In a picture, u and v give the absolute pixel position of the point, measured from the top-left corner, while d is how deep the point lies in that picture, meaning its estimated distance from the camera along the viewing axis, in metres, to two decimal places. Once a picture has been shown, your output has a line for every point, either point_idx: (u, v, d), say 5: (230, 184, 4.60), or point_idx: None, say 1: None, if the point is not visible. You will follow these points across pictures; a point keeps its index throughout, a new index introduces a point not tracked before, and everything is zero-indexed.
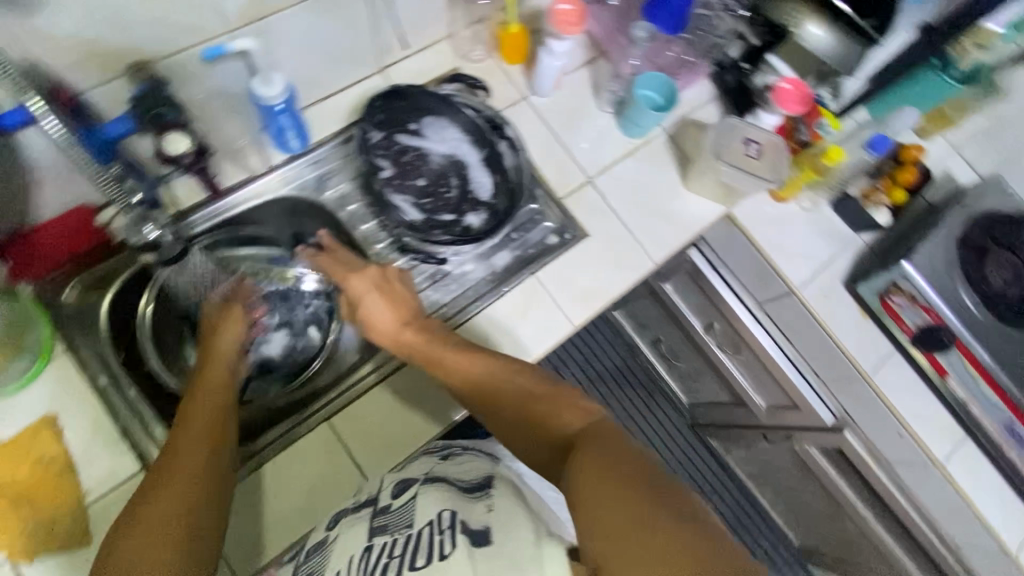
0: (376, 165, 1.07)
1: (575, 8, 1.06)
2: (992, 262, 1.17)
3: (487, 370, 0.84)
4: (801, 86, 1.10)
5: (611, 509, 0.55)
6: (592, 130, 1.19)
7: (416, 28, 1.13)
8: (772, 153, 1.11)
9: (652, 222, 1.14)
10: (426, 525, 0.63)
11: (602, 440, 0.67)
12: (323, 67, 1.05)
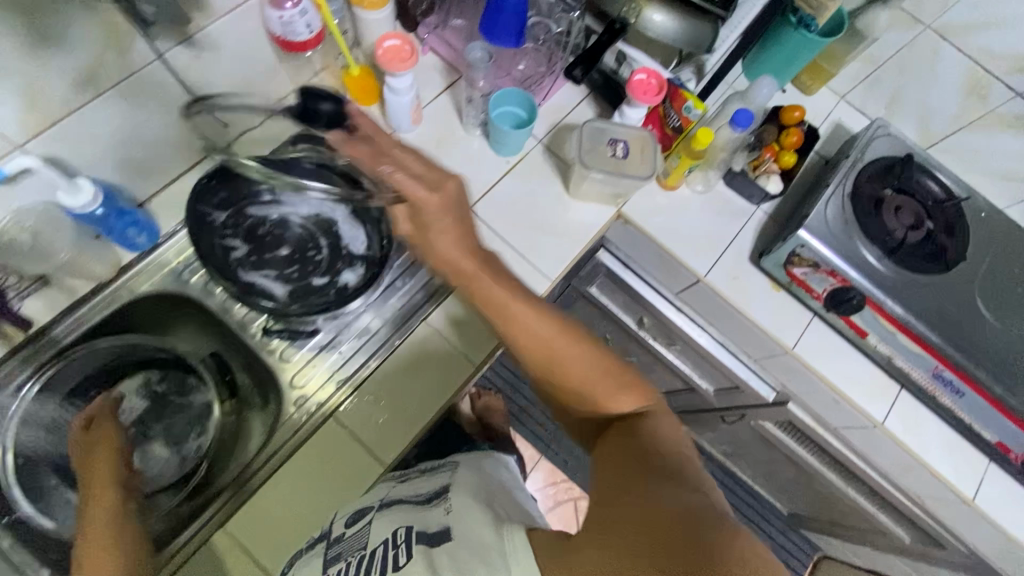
0: (225, 245, 0.77)
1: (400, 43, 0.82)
2: (889, 210, 0.93)
3: (544, 332, 0.66)
4: (651, 75, 0.86)
5: (655, 502, 0.56)
6: (465, 153, 0.95)
7: (226, 67, 0.78)
8: (640, 153, 0.85)
9: (541, 243, 0.92)
10: (379, 544, 0.65)
11: (648, 445, 0.63)
12: (136, 155, 0.77)
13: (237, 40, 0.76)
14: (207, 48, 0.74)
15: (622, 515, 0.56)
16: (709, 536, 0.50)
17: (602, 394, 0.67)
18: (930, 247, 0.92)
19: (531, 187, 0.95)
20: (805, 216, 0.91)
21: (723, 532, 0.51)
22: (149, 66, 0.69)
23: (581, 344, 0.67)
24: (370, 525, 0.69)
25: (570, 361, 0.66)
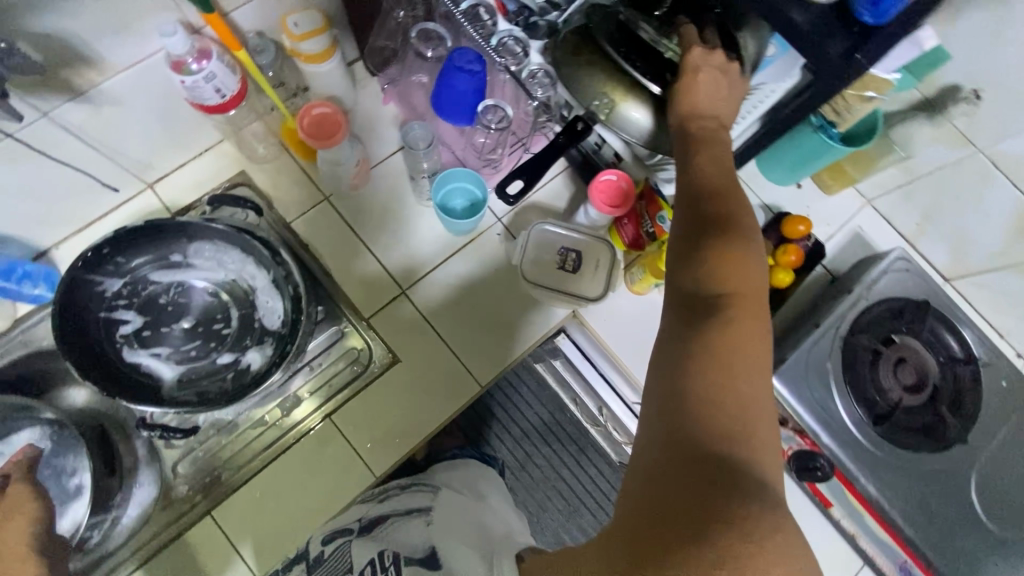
0: (118, 318, 0.73)
1: (328, 116, 0.76)
2: (890, 364, 0.79)
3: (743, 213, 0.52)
4: (619, 186, 0.77)
5: (741, 393, 0.44)
6: (409, 224, 0.85)
7: (141, 115, 0.71)
8: (591, 267, 0.81)
9: (478, 342, 0.83)
10: (367, 564, 0.61)
11: (755, 309, 0.47)
12: (43, 215, 0.72)
13: (145, 97, 0.69)
14: (108, 103, 0.66)
15: (750, 330, 0.46)
16: (732, 451, 0.42)
17: (733, 222, 0.51)
18: (927, 417, 0.78)
19: (479, 271, 0.85)
20: (782, 358, 0.78)
21: (774, 417, 0.45)
22: (31, 134, 0.62)
23: (731, 220, 0.51)
24: (356, 542, 0.67)
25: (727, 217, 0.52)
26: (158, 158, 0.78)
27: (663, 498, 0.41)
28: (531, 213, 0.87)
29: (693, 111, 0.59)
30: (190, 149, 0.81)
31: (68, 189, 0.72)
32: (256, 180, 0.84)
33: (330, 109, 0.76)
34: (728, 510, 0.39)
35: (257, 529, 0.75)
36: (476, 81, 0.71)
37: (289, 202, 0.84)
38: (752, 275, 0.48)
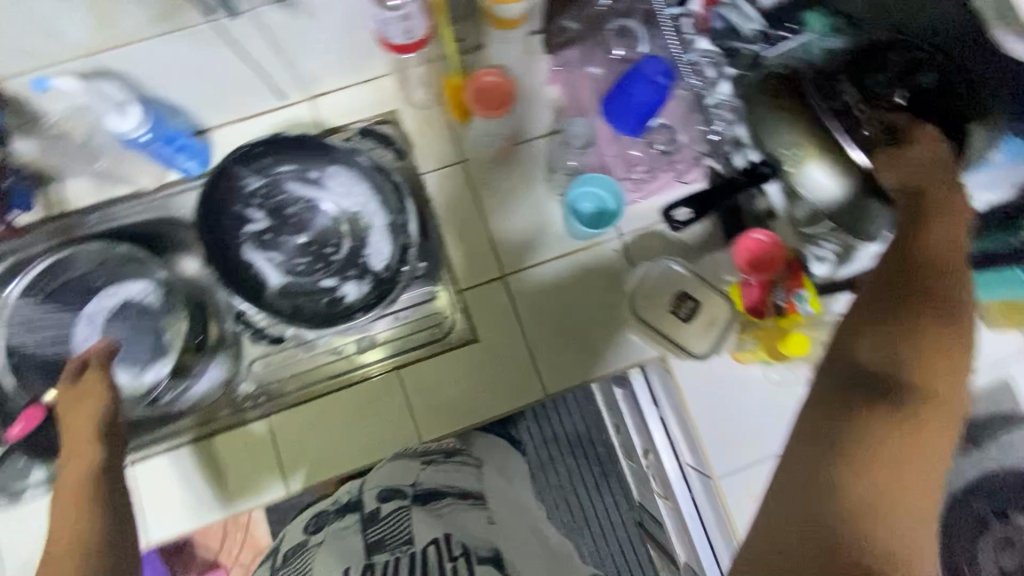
0: (248, 215, 0.78)
1: (498, 83, 0.76)
2: (992, 542, 0.71)
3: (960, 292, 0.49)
4: (767, 248, 0.71)
5: (897, 479, 0.44)
6: (532, 212, 0.83)
7: (328, 33, 0.72)
8: (704, 320, 0.76)
9: (558, 350, 0.81)
10: (430, 544, 0.56)
11: (937, 407, 0.46)
12: (215, 98, 0.76)
13: (337, 16, 0.70)
14: (305, 13, 0.67)
15: (929, 439, 0.45)
16: (854, 535, 0.43)
17: (944, 300, 0.49)
18: None
19: (584, 282, 0.82)
20: None
21: (937, 516, 0.44)
22: (232, 24, 0.64)
23: (939, 314, 0.48)
24: (412, 511, 0.62)
25: (933, 321, 0.48)
26: (326, 76, 0.81)
27: (798, 543, 0.44)
28: (656, 240, 0.83)
29: (920, 186, 0.54)
30: (357, 74, 0.83)
31: (244, 80, 0.75)
32: (404, 121, 0.85)
33: (502, 77, 0.76)
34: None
35: (302, 448, 0.78)
36: (658, 95, 0.65)
37: (427, 152, 0.84)
38: (947, 390, 0.46)
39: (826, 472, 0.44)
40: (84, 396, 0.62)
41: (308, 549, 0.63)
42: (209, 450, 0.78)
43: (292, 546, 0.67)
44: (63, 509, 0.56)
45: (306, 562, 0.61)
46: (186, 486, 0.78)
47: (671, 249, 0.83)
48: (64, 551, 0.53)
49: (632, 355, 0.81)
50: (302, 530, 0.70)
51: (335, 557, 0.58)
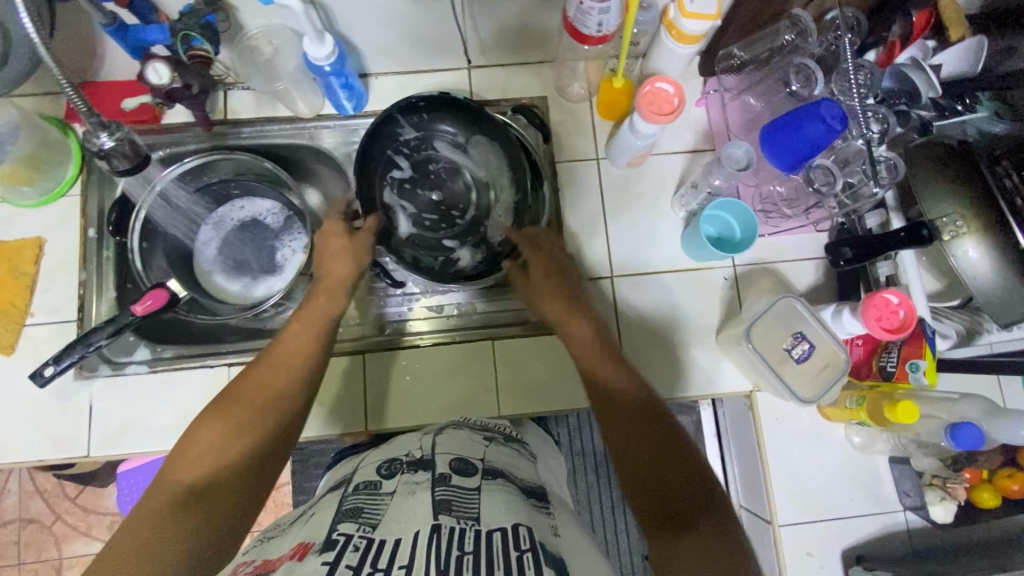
0: (394, 161, 0.81)
1: (671, 91, 0.70)
2: None
3: (639, 403, 0.62)
4: (899, 314, 0.66)
5: (625, 428, 0.60)
6: (652, 224, 0.85)
7: (515, 10, 0.76)
8: (820, 369, 0.68)
9: (648, 361, 0.82)
10: (498, 531, 0.51)
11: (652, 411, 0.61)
12: (391, 47, 0.80)
13: None
14: None
15: (603, 370, 0.66)
16: (679, 475, 0.55)
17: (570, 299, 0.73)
18: None
19: (688, 302, 0.83)
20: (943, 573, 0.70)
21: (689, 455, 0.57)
22: None
23: (597, 347, 0.69)
24: (482, 493, 0.58)
25: (583, 347, 0.69)
26: (491, 50, 0.84)
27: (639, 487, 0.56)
28: (768, 280, 0.84)
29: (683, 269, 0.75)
30: (519, 54, 0.86)
31: (423, 36, 0.79)
32: (551, 109, 0.87)
33: (676, 86, 0.70)
34: (702, 527, 0.51)
35: (385, 393, 0.81)
36: (828, 138, 0.66)
37: (566, 143, 0.87)
38: (640, 393, 0.63)
39: (679, 447, 0.57)
40: (333, 281, 0.73)
41: (380, 494, 0.57)
42: (306, 369, 0.81)
43: (367, 481, 0.60)
44: (272, 362, 0.64)
45: (375, 503, 0.56)
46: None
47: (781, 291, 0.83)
48: (269, 402, 0.60)
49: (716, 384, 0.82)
50: (374, 470, 0.64)
51: (402, 515, 0.52)
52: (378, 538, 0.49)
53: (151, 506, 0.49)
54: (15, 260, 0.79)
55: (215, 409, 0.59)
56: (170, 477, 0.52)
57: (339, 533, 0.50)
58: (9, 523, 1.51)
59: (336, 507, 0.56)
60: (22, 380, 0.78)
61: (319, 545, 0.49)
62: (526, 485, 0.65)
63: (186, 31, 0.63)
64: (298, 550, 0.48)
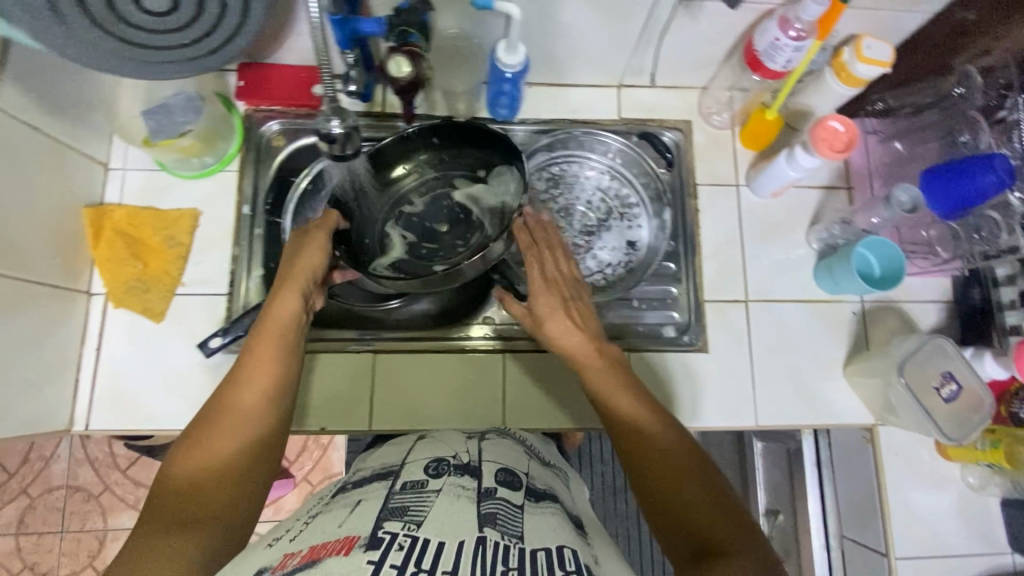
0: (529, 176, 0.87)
1: (845, 132, 0.73)
2: None
3: (663, 443, 0.55)
4: None
5: (646, 459, 0.54)
6: (786, 254, 0.87)
7: (686, 36, 0.79)
8: (965, 408, 0.72)
9: (778, 387, 0.83)
10: (541, 549, 0.48)
11: (636, 434, 0.56)
12: (557, 59, 0.83)
13: (708, 25, 0.77)
14: (690, 15, 0.74)
15: (602, 386, 0.61)
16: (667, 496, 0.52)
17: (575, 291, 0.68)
18: None
19: (818, 334, 0.85)
20: None
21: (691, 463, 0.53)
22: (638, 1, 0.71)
23: (612, 372, 0.62)
24: (525, 512, 0.54)
25: (593, 373, 0.62)
26: (646, 72, 0.87)
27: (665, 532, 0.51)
28: (895, 318, 0.85)
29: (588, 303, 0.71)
30: (672, 78, 0.89)
31: (592, 52, 0.82)
32: (695, 133, 0.90)
33: (850, 126, 0.73)
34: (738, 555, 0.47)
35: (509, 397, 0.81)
36: (994, 193, 0.71)
37: (707, 167, 0.89)
38: (649, 420, 0.57)
39: (650, 474, 0.53)
40: (302, 269, 0.64)
41: (425, 491, 0.54)
42: (436, 365, 0.81)
43: (412, 480, 0.56)
44: (262, 355, 0.59)
45: (421, 501, 0.52)
46: (396, 401, 0.80)
47: (908, 330, 0.85)
48: (246, 410, 0.56)
49: (843, 416, 0.83)
50: (420, 469, 0.59)
51: (452, 518, 0.49)
52: (424, 535, 0.47)
53: (155, 519, 0.48)
54: (172, 229, 0.81)
55: (193, 431, 0.55)
56: (160, 502, 0.50)
57: (384, 531, 0.47)
58: (55, 489, 1.46)
59: (380, 504, 0.52)
60: (168, 348, 0.79)
61: (367, 540, 0.45)
62: (568, 513, 0.60)
63: (403, 27, 0.65)
64: (345, 543, 0.46)
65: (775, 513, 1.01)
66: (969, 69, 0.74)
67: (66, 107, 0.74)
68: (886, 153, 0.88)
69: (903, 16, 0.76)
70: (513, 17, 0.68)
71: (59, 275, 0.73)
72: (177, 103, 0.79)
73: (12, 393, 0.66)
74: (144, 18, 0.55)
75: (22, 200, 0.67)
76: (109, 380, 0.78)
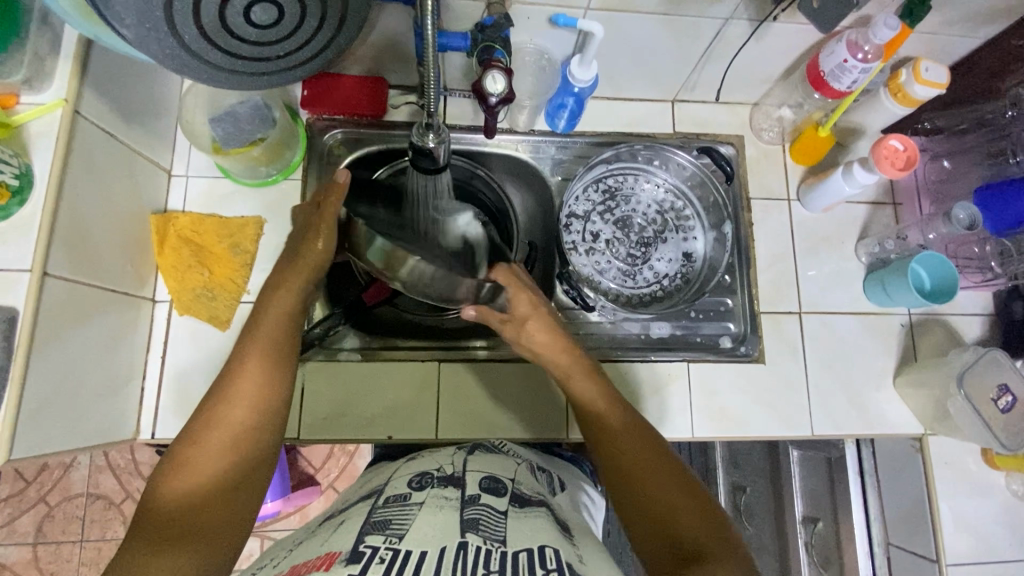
0: (588, 189, 0.90)
1: (907, 151, 0.77)
2: None
3: (634, 435, 0.62)
4: None
5: (630, 451, 0.60)
6: (835, 268, 0.89)
7: (748, 55, 0.81)
8: (1019, 417, 0.76)
9: (832, 397, 0.85)
10: (523, 550, 0.48)
11: (616, 430, 0.62)
12: (618, 73, 0.85)
13: (772, 44, 0.79)
14: (756, 34, 0.76)
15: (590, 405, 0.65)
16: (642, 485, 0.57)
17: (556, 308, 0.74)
18: None
19: (868, 345, 0.87)
20: None
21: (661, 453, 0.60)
22: (710, 20, 0.73)
23: (584, 371, 0.67)
24: (510, 517, 0.54)
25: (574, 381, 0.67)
26: (701, 87, 0.89)
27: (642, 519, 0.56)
28: (943, 330, 0.87)
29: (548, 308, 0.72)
30: (727, 94, 0.91)
31: (656, 68, 0.84)
32: (747, 148, 0.92)
33: (911, 146, 0.77)
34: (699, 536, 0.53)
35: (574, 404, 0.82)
36: None
37: (760, 181, 0.91)
38: (623, 417, 0.64)
39: (630, 461, 0.59)
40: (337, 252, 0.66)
41: (408, 505, 0.55)
42: (500, 373, 0.82)
43: (394, 494, 0.58)
44: (256, 359, 0.58)
45: (404, 516, 0.53)
46: (459, 410, 0.81)
47: (956, 343, 0.87)
48: (236, 428, 0.55)
49: (892, 426, 0.85)
50: (404, 483, 0.60)
51: (432, 529, 0.50)
52: (406, 549, 0.47)
53: (172, 511, 0.50)
54: (237, 236, 0.81)
55: (183, 446, 0.54)
56: (189, 487, 0.52)
57: (366, 546, 0.47)
58: (76, 497, 1.33)
59: (362, 520, 0.53)
60: None
61: (348, 555, 0.46)
62: (557, 518, 0.59)
63: (489, 43, 0.66)
64: (326, 560, 0.46)
65: (814, 522, 0.97)
66: (1021, 91, 0.77)
67: (139, 114, 0.74)
68: (933, 170, 0.90)
69: (959, 40, 0.79)
70: (593, 35, 0.70)
71: (127, 281, 0.73)
72: (244, 112, 0.79)
73: (87, 400, 0.66)
74: (248, 29, 0.55)
75: (100, 207, 0.67)
76: (174, 387, 0.78)
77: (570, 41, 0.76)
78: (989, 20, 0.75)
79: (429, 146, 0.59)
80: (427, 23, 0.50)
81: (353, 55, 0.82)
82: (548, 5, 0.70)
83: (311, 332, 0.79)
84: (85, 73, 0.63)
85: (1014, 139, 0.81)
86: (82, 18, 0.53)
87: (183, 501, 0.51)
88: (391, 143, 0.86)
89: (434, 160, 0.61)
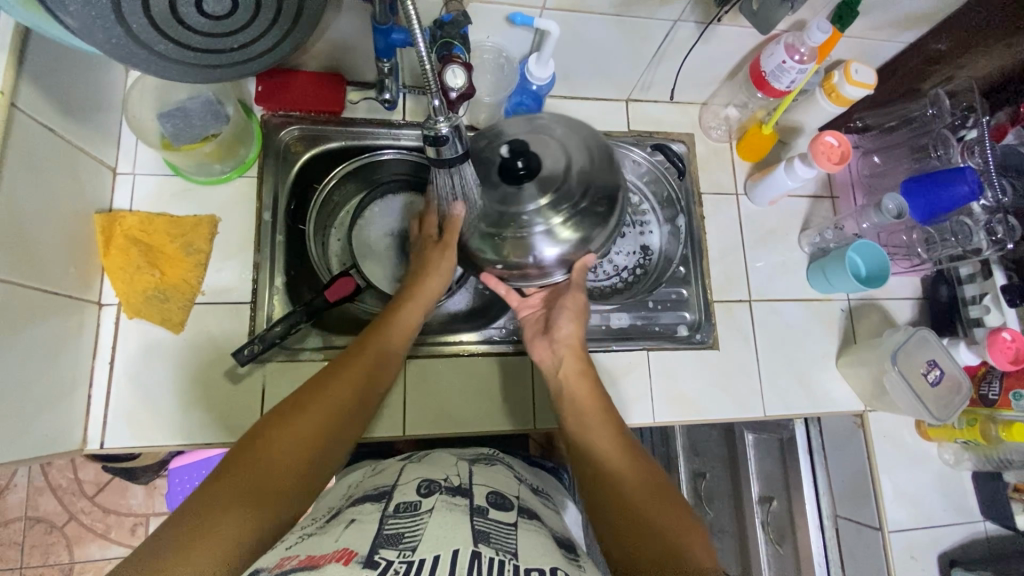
0: None
1: (840, 147, 0.83)
2: None
3: (623, 457, 0.59)
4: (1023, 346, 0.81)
5: (617, 464, 0.58)
6: (780, 258, 0.94)
7: (697, 56, 0.85)
8: (948, 390, 0.82)
9: (781, 379, 0.90)
10: (535, 568, 0.45)
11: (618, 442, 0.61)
12: (576, 72, 0.87)
13: (718, 47, 0.83)
14: (704, 37, 0.81)
15: (587, 415, 0.65)
16: (624, 507, 0.54)
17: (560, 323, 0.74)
18: None
19: (811, 328, 0.92)
20: None
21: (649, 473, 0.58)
22: (660, 20, 0.76)
23: (590, 388, 0.67)
24: (519, 529, 0.53)
25: (576, 390, 0.67)
26: (653, 88, 0.93)
27: (626, 540, 0.52)
28: (878, 315, 0.94)
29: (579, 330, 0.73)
30: (678, 94, 0.95)
31: (610, 68, 0.87)
32: (697, 145, 0.96)
33: (844, 142, 0.83)
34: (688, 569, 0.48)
35: (539, 397, 0.84)
36: (967, 201, 0.82)
37: (710, 177, 0.96)
38: (613, 428, 0.63)
39: (615, 486, 0.56)
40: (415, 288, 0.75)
41: (418, 512, 0.52)
42: (473, 368, 0.83)
43: (405, 501, 0.54)
44: (348, 381, 0.63)
45: (415, 524, 0.50)
46: (430, 406, 0.81)
47: (890, 325, 0.93)
48: (313, 428, 0.58)
49: (837, 406, 0.91)
50: (412, 489, 0.57)
51: (447, 534, 0.48)
52: (420, 558, 0.44)
53: (219, 491, 0.50)
54: (189, 236, 0.79)
55: (268, 427, 0.56)
56: (236, 470, 0.52)
57: (381, 558, 0.44)
58: (12, 522, 1.23)
59: (374, 528, 0.49)
60: (190, 358, 0.77)
61: (365, 558, 0.44)
62: (555, 536, 0.57)
63: (447, 40, 0.67)
64: (343, 554, 0.44)
65: (769, 501, 1.02)
66: (940, 92, 0.86)
67: (81, 109, 0.71)
68: (866, 165, 0.98)
69: (883, 44, 0.86)
70: (548, 32, 0.72)
71: (70, 282, 0.70)
72: (195, 107, 0.77)
73: (29, 409, 0.63)
74: (200, 20, 0.54)
75: (40, 203, 0.64)
76: (125, 393, 0.74)
77: (527, 39, 0.79)
78: (909, 27, 0.82)
79: (441, 132, 0.56)
80: (411, 22, 0.49)
81: (312, 53, 0.81)
82: (506, 4, 0.72)
83: (271, 331, 0.74)
84: (21, 64, 0.60)
85: (934, 136, 0.89)
86: (22, 7, 0.49)
87: (226, 490, 0.50)
88: (351, 140, 0.87)
89: (455, 147, 0.59)
